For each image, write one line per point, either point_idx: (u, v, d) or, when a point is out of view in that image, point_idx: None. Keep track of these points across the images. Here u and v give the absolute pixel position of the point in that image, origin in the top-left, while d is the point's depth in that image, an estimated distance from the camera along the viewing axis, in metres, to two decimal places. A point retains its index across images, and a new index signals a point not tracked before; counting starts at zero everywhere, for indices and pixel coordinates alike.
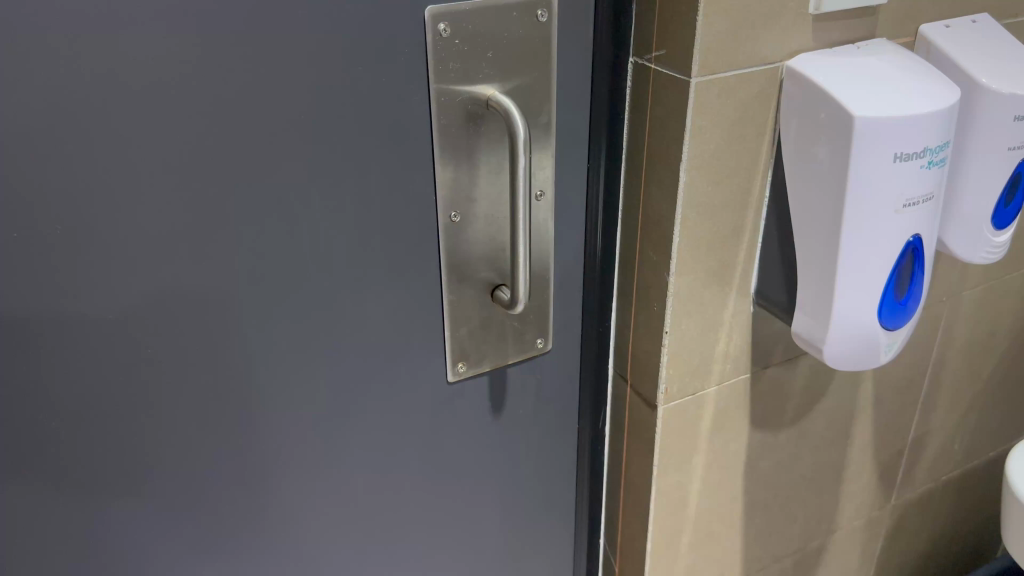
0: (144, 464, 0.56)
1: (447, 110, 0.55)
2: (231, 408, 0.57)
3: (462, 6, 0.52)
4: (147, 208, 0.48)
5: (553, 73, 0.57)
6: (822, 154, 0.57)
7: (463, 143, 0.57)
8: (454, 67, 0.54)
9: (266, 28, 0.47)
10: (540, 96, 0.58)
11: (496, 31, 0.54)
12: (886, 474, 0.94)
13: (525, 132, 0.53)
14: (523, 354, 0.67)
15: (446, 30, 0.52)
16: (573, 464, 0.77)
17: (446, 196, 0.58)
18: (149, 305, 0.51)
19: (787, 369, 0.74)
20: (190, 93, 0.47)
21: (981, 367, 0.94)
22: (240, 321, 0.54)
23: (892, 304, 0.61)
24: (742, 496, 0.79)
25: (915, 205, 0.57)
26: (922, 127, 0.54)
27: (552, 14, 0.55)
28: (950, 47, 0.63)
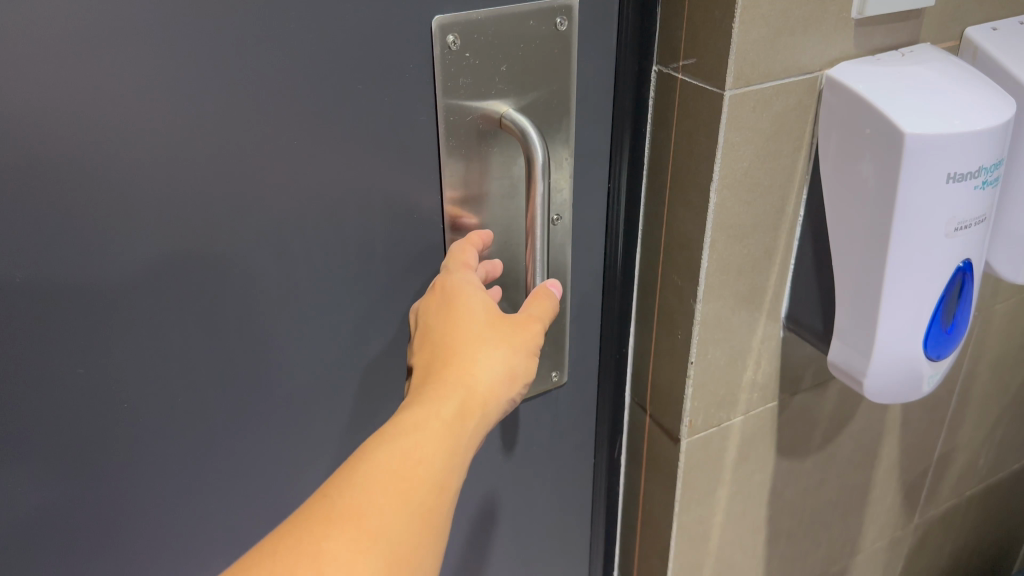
0: (130, 521, 0.51)
1: (455, 128, 0.50)
2: (224, 456, 0.52)
3: (474, 15, 0.47)
4: (129, 250, 0.43)
5: (572, 87, 0.53)
6: (865, 172, 0.52)
7: (472, 164, 0.52)
8: (464, 82, 0.49)
9: (261, 47, 0.42)
10: (558, 113, 0.53)
11: (511, 40, 0.49)
12: (912, 494, 0.89)
13: (543, 153, 0.49)
14: (538, 387, 0.63)
15: (455, 42, 0.47)
16: (586, 494, 0.73)
17: (455, 220, 0.53)
18: (134, 358, 0.46)
19: (816, 395, 0.69)
20: (177, 123, 0.42)
21: (1010, 380, 0.90)
22: (232, 363, 0.50)
23: (937, 332, 0.56)
24: (765, 525, 0.74)
25: (967, 229, 0.52)
26: (977, 145, 0.50)
27: (572, 22, 0.50)
28: (998, 52, 0.57)
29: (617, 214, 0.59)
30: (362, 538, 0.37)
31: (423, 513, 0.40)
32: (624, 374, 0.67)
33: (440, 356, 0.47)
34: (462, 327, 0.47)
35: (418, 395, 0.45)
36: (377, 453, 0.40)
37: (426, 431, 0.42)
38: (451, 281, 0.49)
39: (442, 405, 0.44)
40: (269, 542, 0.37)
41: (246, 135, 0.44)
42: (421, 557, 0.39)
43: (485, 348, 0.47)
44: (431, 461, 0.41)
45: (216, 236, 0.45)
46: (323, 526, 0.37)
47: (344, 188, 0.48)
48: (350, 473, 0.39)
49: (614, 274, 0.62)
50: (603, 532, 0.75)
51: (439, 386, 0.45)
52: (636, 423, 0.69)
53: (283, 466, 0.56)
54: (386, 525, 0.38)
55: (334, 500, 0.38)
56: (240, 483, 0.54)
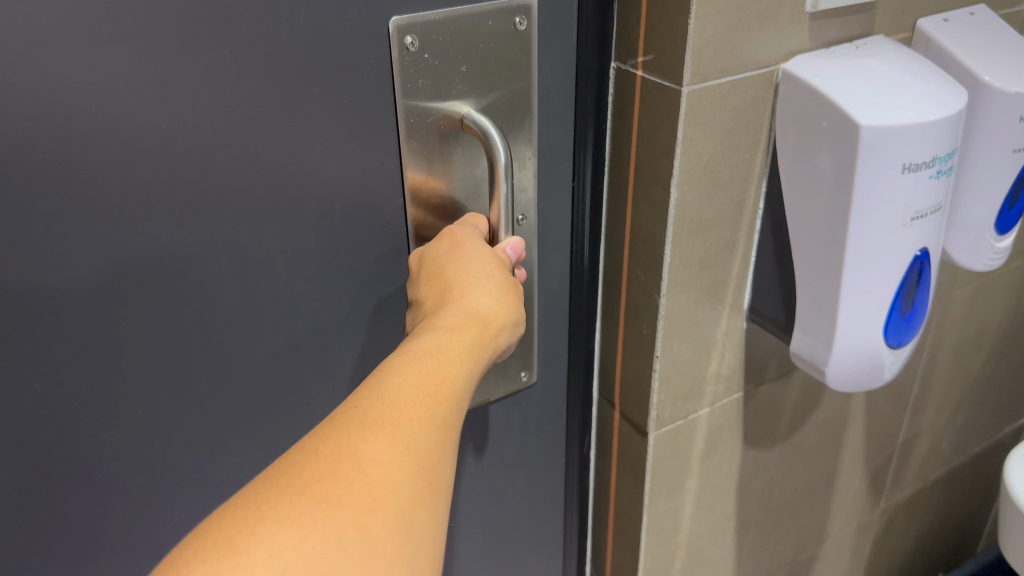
0: (93, 527, 0.51)
1: (417, 130, 0.50)
2: (190, 464, 0.52)
3: (432, 16, 0.47)
4: (85, 260, 0.43)
5: (533, 87, 0.53)
6: (823, 163, 0.52)
7: (434, 164, 0.52)
8: (424, 84, 0.49)
9: (219, 50, 0.42)
10: (521, 113, 0.53)
11: (470, 41, 0.49)
12: (877, 479, 0.90)
13: (506, 154, 0.49)
14: (507, 387, 0.63)
15: (413, 43, 0.47)
16: (556, 492, 0.73)
17: (418, 221, 0.53)
18: (96, 367, 0.46)
19: (780, 385, 0.70)
20: (135, 130, 0.41)
21: (969, 365, 0.92)
22: (195, 371, 0.49)
23: (896, 321, 0.57)
24: (733, 515, 0.75)
25: (924, 218, 0.53)
26: (932, 135, 0.50)
27: (531, 22, 0.51)
28: (950, 43, 0.58)
29: (582, 212, 0.60)
30: (397, 442, 0.36)
31: (449, 429, 0.39)
32: (592, 371, 0.67)
33: (452, 291, 0.46)
34: (473, 267, 0.47)
35: (436, 322, 0.44)
36: (405, 370, 0.39)
37: (448, 355, 0.41)
38: (459, 230, 0.50)
39: (462, 332, 0.43)
40: (304, 444, 0.35)
41: (206, 141, 0.43)
42: (446, 472, 0.38)
43: (496, 286, 0.47)
44: (454, 381, 0.40)
45: (178, 243, 0.45)
46: (361, 430, 0.35)
47: (306, 192, 0.48)
48: (380, 384, 0.38)
49: (581, 273, 0.62)
50: (573, 530, 0.75)
51: (453, 315, 0.44)
52: (604, 418, 0.69)
53: (251, 474, 0.56)
54: (419, 435, 0.37)
55: (368, 409, 0.37)
56: (207, 492, 0.54)
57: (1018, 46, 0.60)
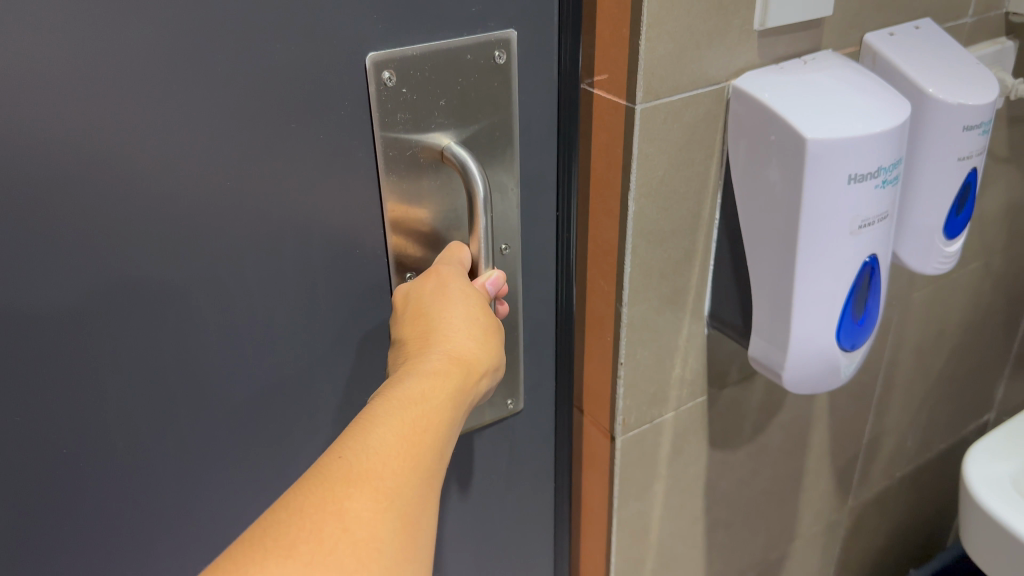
0: (74, 544, 0.51)
1: (395, 163, 0.52)
2: (174, 486, 0.53)
3: (408, 52, 0.49)
4: (65, 282, 0.44)
5: (513, 117, 0.54)
6: (774, 175, 0.54)
7: (415, 196, 0.54)
8: (402, 117, 0.50)
9: (196, 79, 0.43)
10: (503, 144, 0.55)
11: (449, 76, 0.51)
12: (844, 478, 0.93)
13: (484, 187, 0.51)
14: (495, 413, 0.64)
15: (391, 78, 0.49)
16: (544, 513, 0.74)
17: (399, 253, 0.55)
18: (79, 390, 0.47)
19: (743, 388, 0.72)
20: (112, 160, 0.43)
21: (931, 364, 0.94)
22: (177, 389, 0.50)
23: (849, 325, 0.59)
24: (703, 516, 0.77)
25: (870, 226, 0.55)
26: (875, 146, 0.53)
27: (510, 54, 0.52)
28: (895, 56, 0.61)
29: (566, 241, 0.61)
30: (380, 497, 0.37)
31: (431, 476, 0.40)
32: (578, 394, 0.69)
33: (434, 335, 0.48)
34: (454, 312, 0.49)
35: (418, 368, 0.45)
36: (388, 419, 0.40)
37: (430, 403, 0.43)
38: (444, 270, 0.52)
39: (444, 379, 0.45)
40: (287, 499, 0.36)
41: (183, 171, 0.45)
42: (429, 520, 0.40)
43: (477, 332, 0.48)
44: (435, 428, 0.42)
45: (157, 270, 0.46)
46: (346, 485, 0.36)
47: (284, 219, 0.49)
48: (364, 433, 0.39)
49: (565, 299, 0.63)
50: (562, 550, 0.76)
51: (437, 361, 0.46)
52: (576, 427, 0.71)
53: (236, 495, 0.57)
54: (403, 488, 0.38)
55: (352, 461, 0.37)
56: (191, 512, 0.55)
57: (961, 57, 0.63)
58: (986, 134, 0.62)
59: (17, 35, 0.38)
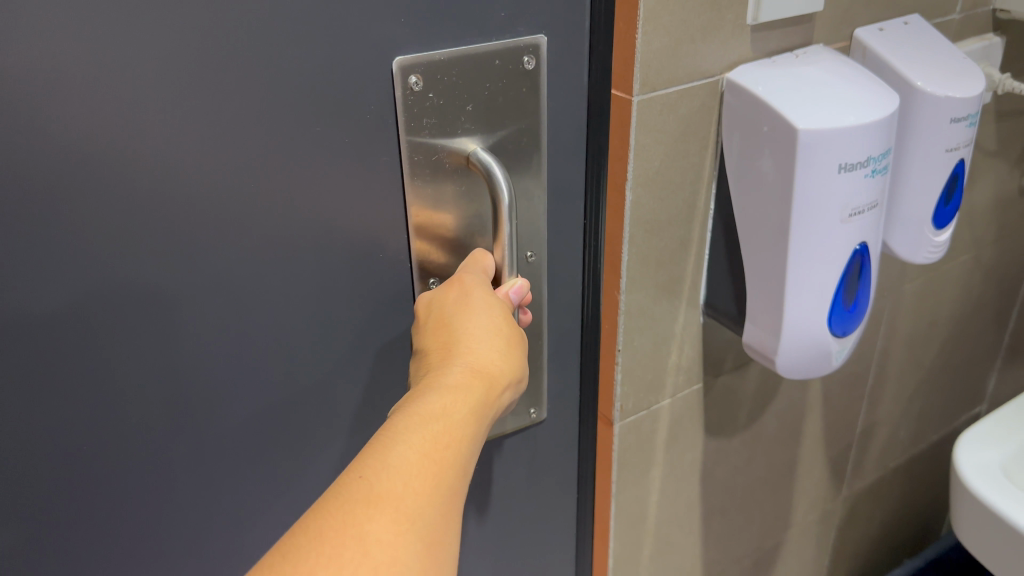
0: (94, 539, 0.52)
1: (421, 169, 0.52)
2: (189, 484, 0.54)
3: (435, 56, 0.49)
4: (90, 280, 0.44)
5: (541, 123, 0.55)
6: (766, 165, 0.56)
7: (439, 202, 0.54)
8: (428, 122, 0.51)
9: (220, 79, 0.43)
10: (530, 150, 0.55)
11: (477, 81, 0.51)
12: (838, 467, 0.94)
13: (509, 194, 0.51)
14: (518, 423, 0.64)
15: (418, 82, 0.49)
16: (564, 526, 0.73)
17: (422, 259, 0.56)
18: (97, 391, 0.47)
19: (738, 376, 0.74)
20: (134, 163, 0.43)
21: (923, 356, 0.96)
22: (198, 386, 0.51)
23: (840, 311, 0.60)
24: (700, 503, 0.79)
25: (861, 214, 0.57)
26: (865, 136, 0.54)
27: (540, 60, 0.53)
28: (885, 50, 0.62)
29: (593, 250, 0.61)
30: (401, 518, 0.38)
31: (452, 494, 0.41)
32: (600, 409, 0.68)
33: (457, 348, 0.49)
34: (476, 325, 0.50)
35: (441, 382, 0.46)
36: (411, 437, 0.41)
37: (452, 420, 0.44)
38: (468, 279, 0.53)
39: (467, 394, 0.45)
40: (310, 519, 0.37)
41: (206, 173, 0.45)
42: (450, 539, 0.41)
43: (498, 346, 0.49)
44: (456, 445, 0.43)
45: (177, 273, 0.46)
46: (367, 507, 0.37)
47: (304, 221, 0.49)
48: (386, 451, 0.40)
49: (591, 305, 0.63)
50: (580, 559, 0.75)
51: (458, 374, 0.47)
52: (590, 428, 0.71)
53: (249, 494, 0.57)
54: (424, 510, 0.39)
55: (374, 482, 0.38)
56: (205, 510, 0.55)
57: (949, 52, 0.65)
58: (973, 127, 0.63)
59: (45, 35, 0.38)
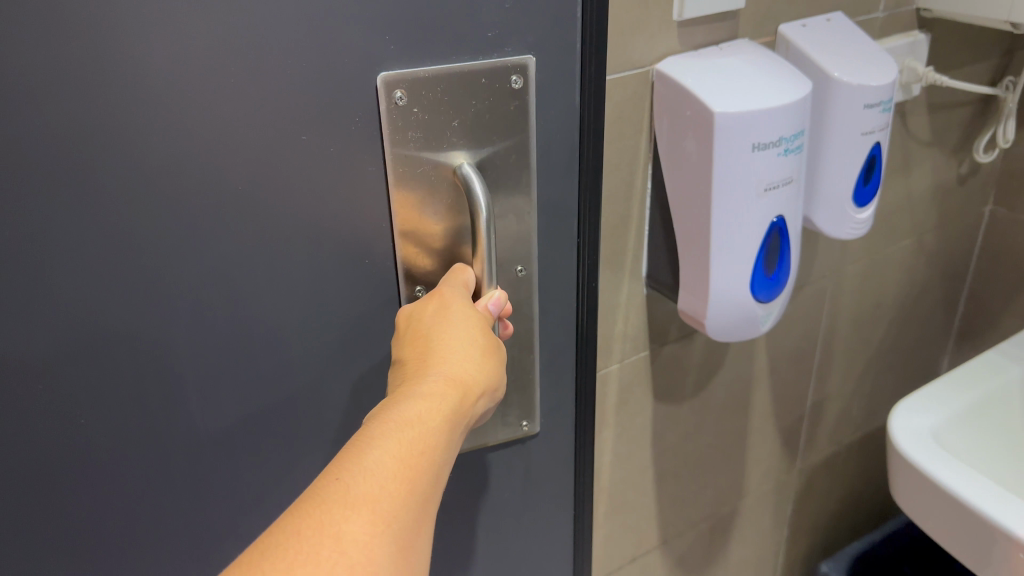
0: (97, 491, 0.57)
1: (406, 182, 0.58)
2: (178, 448, 0.59)
3: (420, 73, 0.55)
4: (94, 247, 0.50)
5: (531, 140, 0.61)
6: (690, 146, 0.63)
7: (423, 214, 0.60)
8: (414, 136, 0.57)
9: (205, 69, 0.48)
10: (521, 163, 0.61)
11: (466, 97, 0.57)
12: (790, 439, 1.01)
13: (486, 207, 0.57)
14: (510, 434, 0.71)
15: (402, 97, 0.55)
16: (536, 500, 0.78)
17: (408, 266, 0.61)
18: (87, 355, 0.53)
19: (683, 346, 0.80)
20: (125, 149, 0.48)
21: (869, 335, 1.03)
22: (191, 351, 0.56)
23: (762, 279, 0.67)
24: (652, 465, 0.85)
25: (776, 189, 0.63)
26: (776, 118, 0.61)
27: (527, 79, 0.58)
28: (804, 44, 0.69)
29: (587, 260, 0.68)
30: (377, 520, 0.40)
31: (425, 498, 0.44)
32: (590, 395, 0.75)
33: (433, 357, 0.52)
34: (453, 336, 0.53)
35: (419, 388, 0.49)
36: (388, 441, 0.44)
37: (426, 425, 0.46)
38: (448, 292, 0.58)
39: (443, 401, 0.48)
40: (288, 519, 0.39)
41: (190, 160, 0.50)
42: (424, 540, 0.43)
43: (473, 355, 0.52)
44: (431, 450, 0.45)
45: (163, 250, 0.52)
46: (344, 508, 0.39)
47: (285, 207, 0.54)
48: (363, 453, 0.43)
49: (558, 291, 0.68)
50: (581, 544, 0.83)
51: (434, 382, 0.49)
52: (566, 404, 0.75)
53: (234, 463, 0.62)
54: (400, 511, 0.41)
55: (350, 484, 0.41)
56: (194, 473, 0.60)
57: (866, 45, 0.71)
58: (887, 112, 0.70)
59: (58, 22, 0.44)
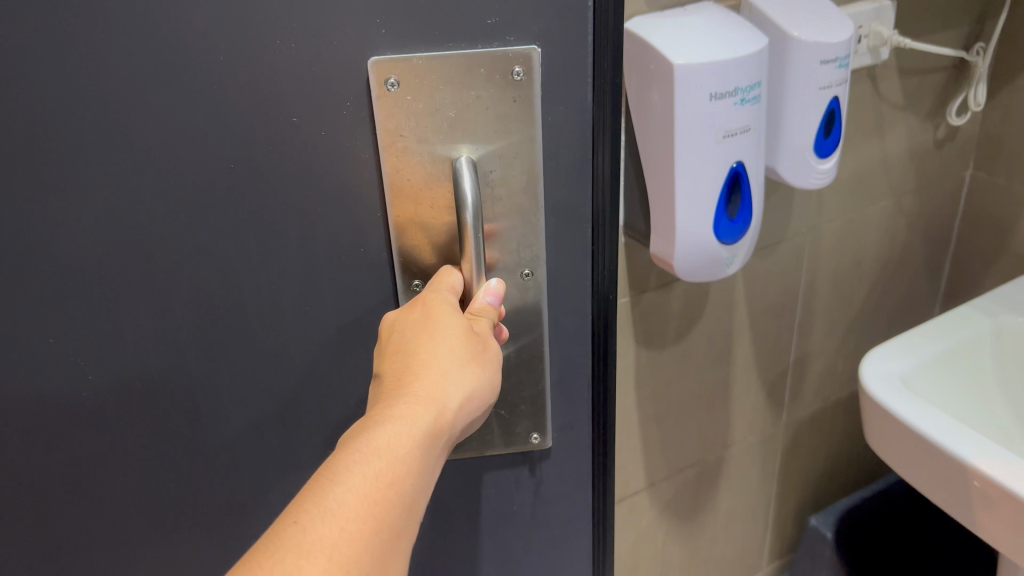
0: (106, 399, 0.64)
1: (402, 176, 0.63)
2: (173, 374, 0.65)
3: (416, 59, 0.59)
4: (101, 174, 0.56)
5: (535, 138, 0.64)
6: (654, 98, 0.68)
7: (422, 209, 0.65)
8: (409, 128, 0.61)
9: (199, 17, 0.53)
10: (523, 160, 0.65)
11: (465, 87, 0.61)
12: (774, 391, 1.06)
13: (472, 204, 0.62)
14: (517, 446, 0.78)
15: (394, 83, 0.59)
16: None
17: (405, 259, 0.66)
18: (89, 283, 0.60)
19: (662, 294, 0.86)
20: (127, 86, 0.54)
21: (851, 293, 1.08)
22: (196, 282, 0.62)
23: (724, 222, 0.73)
24: (635, 408, 0.91)
25: (733, 136, 0.69)
26: (730, 69, 0.66)
27: (530, 70, 0.62)
28: (766, 6, 0.74)
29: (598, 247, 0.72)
30: (333, 566, 0.43)
31: (392, 531, 0.46)
32: (608, 375, 0.79)
33: (412, 371, 0.54)
34: (437, 345, 0.55)
35: (395, 408, 0.51)
36: (354, 475, 0.46)
37: (396, 452, 0.48)
38: (431, 298, 0.60)
39: (416, 424, 0.50)
40: (246, 565, 0.42)
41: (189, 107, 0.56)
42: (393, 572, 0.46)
43: (454, 367, 0.54)
44: (401, 478, 0.48)
45: (153, 190, 0.58)
46: (298, 557, 0.42)
47: (269, 156, 0.59)
48: (325, 492, 0.45)
49: None
50: (603, 533, 0.89)
51: (410, 403, 0.51)
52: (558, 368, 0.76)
53: (227, 393, 0.67)
54: (361, 555, 0.44)
55: (307, 530, 0.43)
56: (198, 404, 0.67)
57: (826, 7, 0.76)
58: (844, 67, 0.75)
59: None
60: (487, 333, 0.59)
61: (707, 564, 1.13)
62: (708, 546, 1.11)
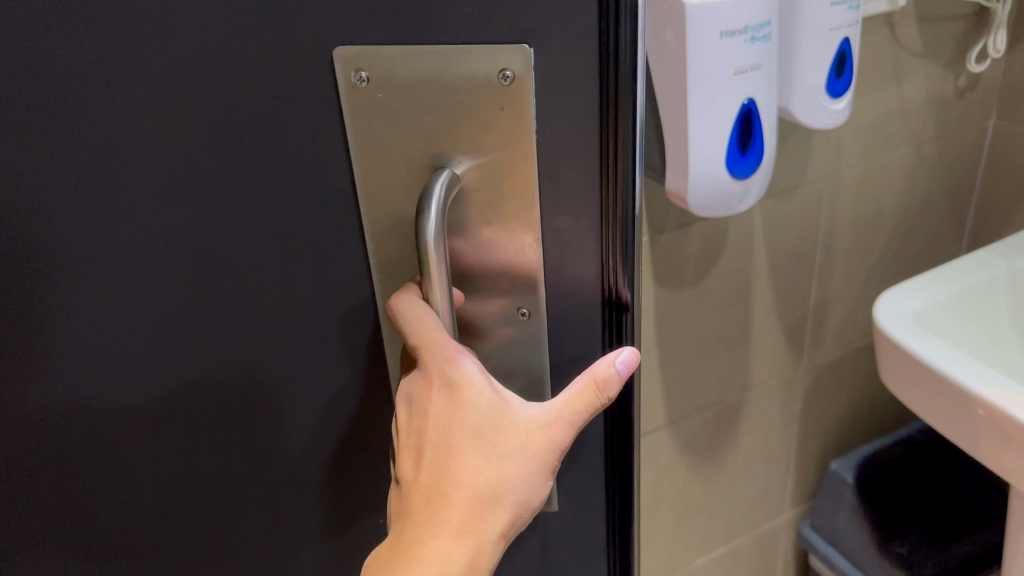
0: None
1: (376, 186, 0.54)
2: None
3: (385, 49, 0.49)
4: None
5: (528, 156, 0.53)
6: (668, 37, 0.71)
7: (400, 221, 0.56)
8: (378, 127, 0.52)
9: None
10: (515, 180, 0.54)
11: (441, 86, 0.51)
12: (794, 335, 1.09)
13: (434, 234, 0.51)
14: None
15: (362, 77, 0.50)
16: None
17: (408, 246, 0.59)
18: None
19: (680, 235, 0.89)
20: None
21: (871, 241, 1.10)
22: None
23: (735, 158, 0.76)
24: (655, 346, 0.95)
25: (743, 73, 0.72)
26: (740, 7, 0.69)
27: (519, 74, 0.50)
28: None
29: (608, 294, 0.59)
30: None
31: None
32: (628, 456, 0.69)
33: (447, 489, 0.53)
34: (471, 458, 0.53)
35: (433, 542, 0.52)
36: None
37: None
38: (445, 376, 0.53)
39: (454, 566, 0.52)
40: None
41: None
42: None
43: (490, 484, 0.53)
44: None
45: None
46: None
47: None
48: None
49: None
50: None
51: (447, 539, 0.52)
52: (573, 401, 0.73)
53: None
54: None
55: None
56: None
57: None
58: (852, 10, 0.78)
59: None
60: (554, 409, 0.54)
61: (728, 504, 1.17)
62: (729, 486, 1.15)
